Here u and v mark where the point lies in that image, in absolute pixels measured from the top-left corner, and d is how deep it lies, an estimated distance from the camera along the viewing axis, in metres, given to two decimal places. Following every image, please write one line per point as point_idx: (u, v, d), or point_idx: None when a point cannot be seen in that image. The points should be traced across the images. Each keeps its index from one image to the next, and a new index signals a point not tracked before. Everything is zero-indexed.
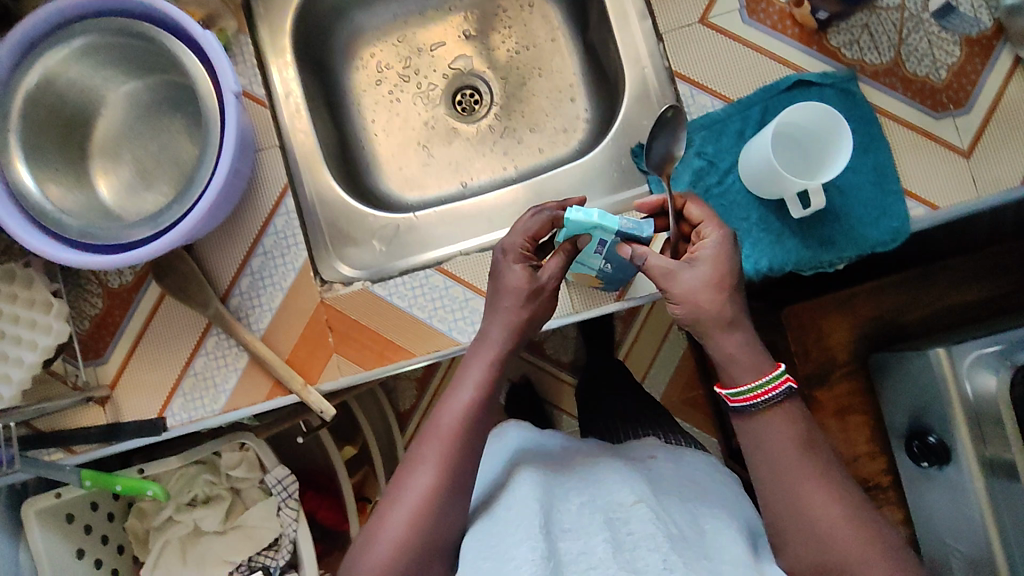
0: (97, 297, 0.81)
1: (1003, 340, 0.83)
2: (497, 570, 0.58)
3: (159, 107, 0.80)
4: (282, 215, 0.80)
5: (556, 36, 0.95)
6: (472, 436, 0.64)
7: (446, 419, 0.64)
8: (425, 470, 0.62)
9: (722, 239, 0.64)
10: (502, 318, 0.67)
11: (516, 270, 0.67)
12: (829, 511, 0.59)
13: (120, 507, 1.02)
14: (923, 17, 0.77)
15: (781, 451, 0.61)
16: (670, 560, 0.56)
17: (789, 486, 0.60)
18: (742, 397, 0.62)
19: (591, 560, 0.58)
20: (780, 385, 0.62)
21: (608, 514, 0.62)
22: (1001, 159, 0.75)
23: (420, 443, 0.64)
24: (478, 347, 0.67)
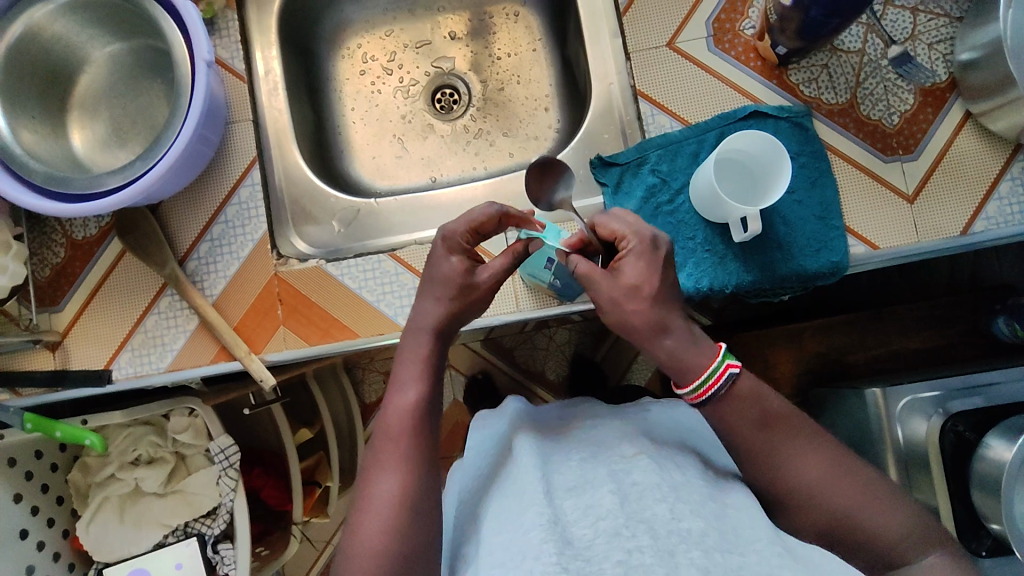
0: (61, 246, 0.84)
1: (944, 386, 0.85)
2: (510, 535, 0.57)
3: (141, 70, 0.84)
4: (247, 187, 0.83)
5: (537, 47, 0.99)
6: (423, 428, 0.64)
7: (394, 418, 0.63)
8: (388, 474, 0.61)
9: (641, 245, 0.65)
10: (431, 307, 0.68)
11: (451, 262, 0.70)
12: (812, 474, 0.59)
13: (65, 458, 1.03)
14: (881, 63, 0.80)
15: (746, 427, 0.61)
16: (679, 508, 0.56)
17: (774, 461, 0.60)
18: (693, 395, 0.62)
19: (598, 512, 0.56)
20: (724, 374, 0.61)
21: (611, 466, 0.62)
22: (943, 208, 0.77)
23: (377, 450, 0.63)
24: (410, 341, 0.68)
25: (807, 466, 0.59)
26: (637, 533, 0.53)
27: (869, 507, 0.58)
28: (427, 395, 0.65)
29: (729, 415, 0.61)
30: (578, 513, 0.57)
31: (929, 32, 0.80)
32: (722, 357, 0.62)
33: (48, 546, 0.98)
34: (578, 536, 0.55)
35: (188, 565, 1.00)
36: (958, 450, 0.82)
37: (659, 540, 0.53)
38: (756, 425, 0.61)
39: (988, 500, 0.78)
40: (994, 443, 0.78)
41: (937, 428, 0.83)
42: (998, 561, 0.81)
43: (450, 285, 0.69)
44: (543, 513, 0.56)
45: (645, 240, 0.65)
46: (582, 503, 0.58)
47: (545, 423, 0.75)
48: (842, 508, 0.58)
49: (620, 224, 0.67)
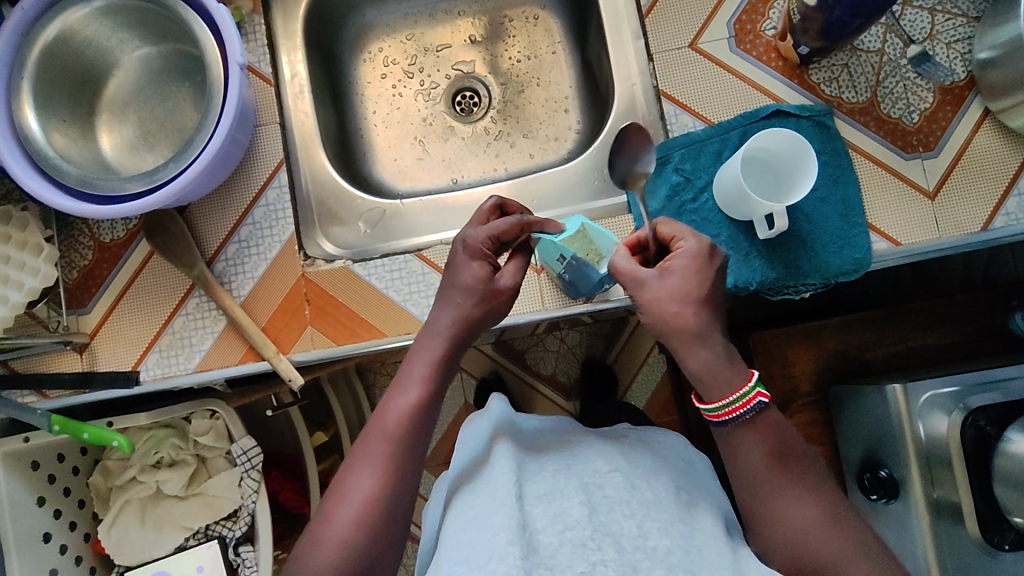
0: (88, 248, 0.84)
1: (959, 381, 0.86)
2: (474, 539, 0.57)
3: (169, 74, 0.85)
4: (274, 188, 0.84)
5: (557, 49, 1.00)
6: (418, 434, 0.63)
7: (389, 419, 0.63)
8: (367, 471, 0.61)
9: (698, 249, 0.65)
10: (451, 312, 0.69)
11: (474, 269, 0.70)
12: (805, 515, 0.59)
13: (86, 462, 1.03)
14: (900, 63, 0.81)
15: (755, 456, 0.62)
16: (646, 526, 0.57)
17: (769, 496, 0.61)
18: (719, 414, 0.63)
19: (567, 521, 0.57)
20: (753, 401, 0.62)
21: (583, 478, 0.62)
22: (963, 204, 0.78)
23: (360, 446, 0.63)
24: (420, 347, 0.68)
25: (802, 509, 0.60)
26: (602, 546, 0.54)
27: (858, 560, 0.57)
28: (426, 400, 0.65)
29: (740, 442, 0.63)
30: (548, 520, 0.58)
31: (946, 31, 0.81)
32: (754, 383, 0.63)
33: (70, 550, 0.98)
34: (544, 543, 0.56)
35: (209, 569, 0.99)
36: (980, 445, 0.83)
37: (624, 555, 0.54)
38: (763, 461, 0.62)
39: (1012, 495, 0.79)
40: (1016, 438, 0.79)
41: (958, 423, 0.84)
42: (1019, 553, 0.82)
43: (471, 292, 0.70)
44: (511, 519, 0.57)
45: (700, 246, 0.66)
46: (552, 510, 0.58)
47: (530, 436, 0.75)
48: (829, 554, 0.58)
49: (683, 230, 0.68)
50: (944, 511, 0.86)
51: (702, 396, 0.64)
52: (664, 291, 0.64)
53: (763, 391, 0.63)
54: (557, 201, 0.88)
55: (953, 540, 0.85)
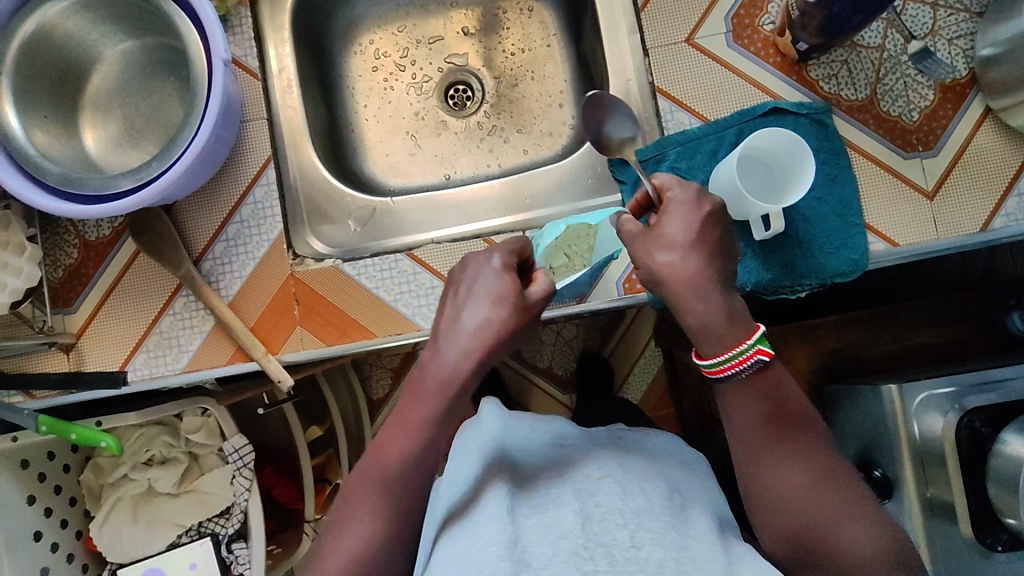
0: (73, 247, 0.83)
1: (956, 382, 0.86)
2: (467, 550, 0.58)
3: (153, 68, 0.83)
4: (262, 186, 0.83)
5: (551, 42, 0.98)
6: (416, 477, 0.62)
7: (382, 460, 0.62)
8: (365, 513, 0.60)
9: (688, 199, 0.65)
10: (461, 341, 0.63)
11: (499, 278, 0.65)
12: (793, 477, 0.58)
13: (77, 459, 1.02)
14: (901, 59, 0.79)
15: (747, 414, 0.61)
16: (639, 537, 0.56)
17: (758, 454, 0.60)
18: (718, 370, 0.61)
19: (560, 531, 0.57)
20: (750, 359, 0.60)
21: (577, 486, 0.63)
22: (962, 204, 0.77)
23: (356, 487, 0.62)
24: (418, 380, 0.63)
25: (796, 468, 0.58)
26: (594, 556, 0.53)
27: (849, 525, 0.55)
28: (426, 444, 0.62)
29: (742, 398, 0.61)
30: (541, 531, 0.58)
31: (949, 27, 0.79)
32: (755, 341, 0.60)
33: (61, 548, 0.98)
34: (536, 556, 0.55)
35: (202, 566, 1.00)
36: (974, 447, 0.83)
37: (616, 566, 0.53)
38: (760, 420, 0.60)
39: (1006, 496, 0.78)
40: (1011, 439, 0.78)
41: (953, 424, 0.83)
42: (1011, 554, 0.82)
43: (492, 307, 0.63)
44: (503, 532, 0.58)
45: (687, 194, 0.65)
46: (546, 521, 0.59)
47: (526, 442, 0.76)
48: (820, 516, 0.56)
49: (669, 178, 0.67)
50: (937, 510, 0.86)
51: (700, 353, 0.62)
52: (652, 246, 0.64)
53: (763, 349, 0.60)
54: (551, 199, 0.87)
55: (946, 540, 0.84)
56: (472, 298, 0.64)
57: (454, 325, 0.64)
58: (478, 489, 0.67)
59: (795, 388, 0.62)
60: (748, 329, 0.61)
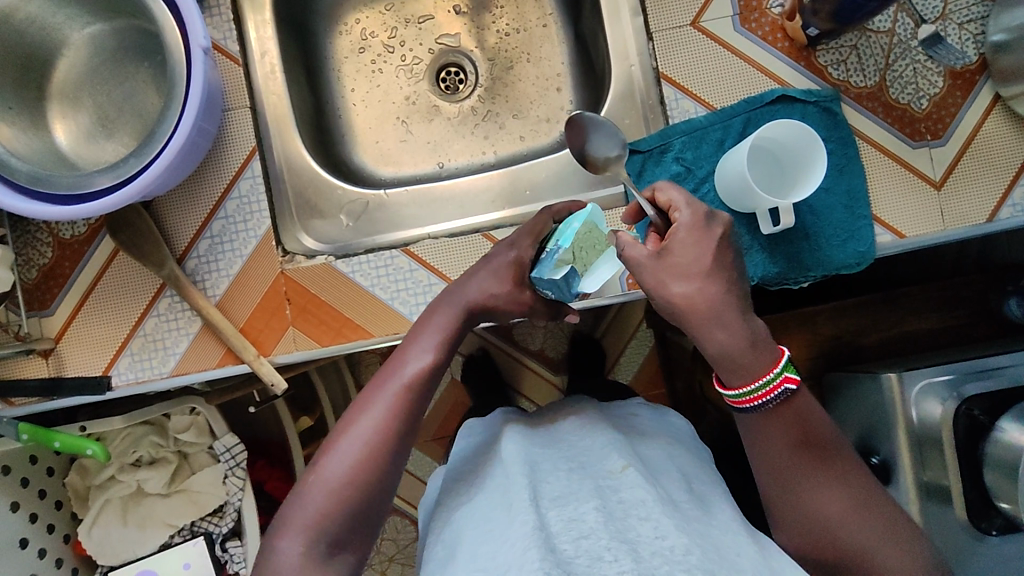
0: (48, 246, 0.78)
1: (953, 369, 0.86)
2: (493, 553, 0.57)
3: (124, 53, 0.77)
4: (247, 179, 0.79)
5: (548, 22, 0.93)
6: (426, 392, 0.65)
7: (396, 370, 0.65)
8: (370, 414, 0.62)
9: (694, 215, 0.61)
10: (478, 287, 0.72)
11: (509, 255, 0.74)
12: (835, 506, 0.60)
13: (61, 462, 0.99)
14: (911, 44, 0.77)
15: (780, 446, 0.61)
16: (663, 525, 0.56)
17: (795, 485, 0.61)
18: (742, 401, 0.61)
19: (582, 529, 0.56)
20: (778, 388, 0.60)
21: (598, 481, 0.62)
22: (968, 194, 0.76)
23: (368, 393, 0.64)
24: (435, 311, 0.70)
25: (831, 495, 0.60)
26: (618, 557, 0.53)
27: (886, 548, 0.58)
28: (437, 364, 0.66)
29: (771, 430, 0.61)
30: (563, 524, 0.57)
31: (960, 10, 0.77)
32: (781, 368, 0.60)
33: (49, 553, 0.95)
34: (561, 548, 0.55)
35: (197, 565, 0.96)
36: (971, 433, 0.83)
37: (642, 563, 0.53)
38: (792, 450, 0.61)
39: (1002, 482, 0.78)
40: (1008, 426, 0.79)
41: (951, 411, 0.83)
42: (1004, 537, 0.83)
43: (504, 284, 0.72)
44: (529, 521, 0.57)
45: (695, 214, 0.61)
46: (567, 514, 0.58)
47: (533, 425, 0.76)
48: (858, 539, 0.59)
49: (676, 196, 0.63)
50: (933, 493, 0.86)
51: (724, 382, 0.62)
52: (666, 276, 0.59)
53: (790, 376, 0.60)
54: (552, 190, 0.84)
55: (941, 525, 0.84)
56: (483, 270, 0.73)
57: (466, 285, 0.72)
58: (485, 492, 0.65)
59: (824, 415, 0.62)
60: (774, 356, 0.60)
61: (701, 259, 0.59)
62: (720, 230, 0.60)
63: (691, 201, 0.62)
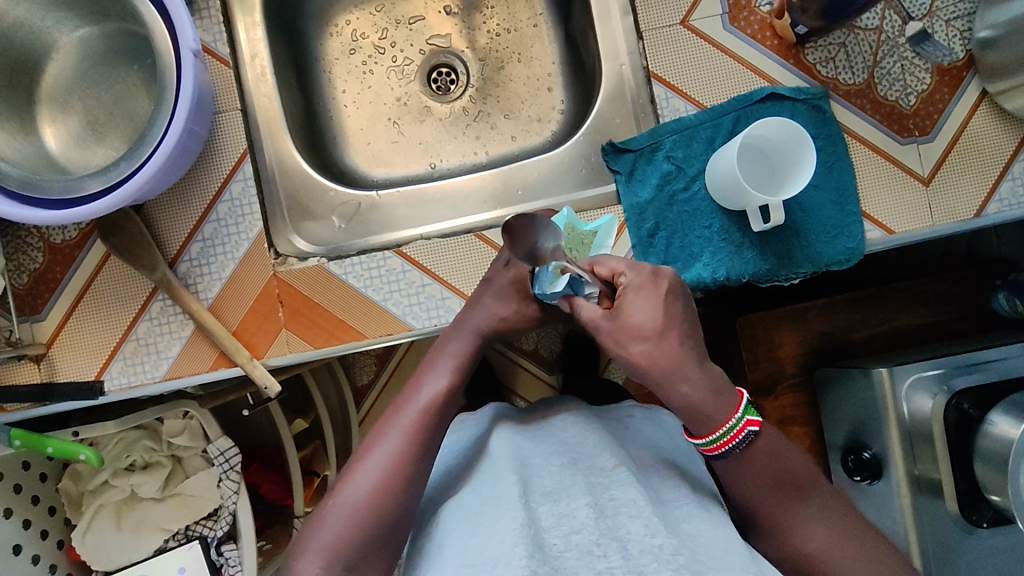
0: (38, 251, 0.78)
1: (943, 364, 0.86)
2: (483, 544, 0.57)
3: (114, 56, 0.77)
4: (239, 181, 0.78)
5: (538, 22, 0.94)
6: (442, 416, 0.67)
7: (412, 396, 0.68)
8: (389, 440, 0.64)
9: (640, 276, 0.62)
10: (481, 311, 0.73)
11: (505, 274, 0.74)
12: (817, 537, 0.60)
13: (54, 467, 0.98)
14: (899, 41, 0.77)
15: (755, 485, 0.62)
16: (653, 523, 0.56)
17: (775, 521, 0.61)
18: (712, 448, 0.61)
19: (572, 524, 0.57)
20: (742, 433, 0.60)
21: (590, 478, 0.62)
22: (956, 190, 0.77)
23: (386, 419, 0.67)
24: (447, 337, 0.73)
25: (817, 531, 0.60)
26: (608, 552, 0.54)
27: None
28: (451, 388, 0.68)
29: (749, 473, 0.61)
30: (553, 520, 0.57)
31: (946, 7, 0.77)
32: (743, 412, 0.60)
33: (43, 559, 0.94)
34: (550, 543, 0.55)
35: (192, 569, 0.96)
36: (962, 425, 0.83)
37: (630, 561, 0.53)
38: (768, 488, 0.61)
39: (992, 475, 0.79)
40: (998, 420, 0.79)
41: (941, 404, 0.84)
42: (994, 530, 0.84)
43: (509, 305, 0.74)
44: (518, 517, 0.57)
45: (641, 274, 0.62)
46: (558, 510, 0.58)
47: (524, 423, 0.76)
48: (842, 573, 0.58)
49: (618, 262, 0.65)
50: (924, 487, 0.86)
51: (691, 431, 0.62)
52: (623, 337, 0.60)
53: (752, 419, 0.60)
54: (544, 189, 0.84)
55: (932, 518, 0.86)
56: (487, 290, 0.75)
57: (473, 309, 0.74)
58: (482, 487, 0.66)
59: (797, 453, 0.63)
60: (733, 403, 0.60)
61: (653, 319, 0.60)
62: (665, 282, 0.61)
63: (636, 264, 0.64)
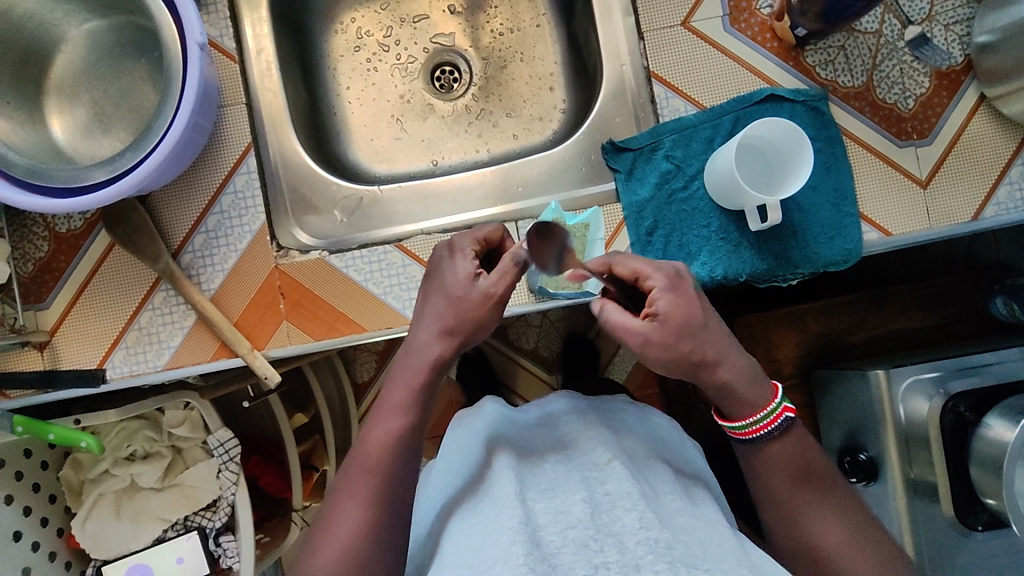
0: (44, 240, 0.79)
1: (939, 367, 0.87)
2: (479, 544, 0.57)
3: (121, 49, 0.78)
4: (242, 175, 0.79)
5: (541, 22, 0.95)
6: (404, 460, 0.61)
7: (367, 444, 0.61)
8: (352, 501, 0.59)
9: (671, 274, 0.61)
10: (429, 323, 0.65)
11: (458, 272, 0.66)
12: (829, 531, 0.60)
13: (55, 456, 0.99)
14: (898, 45, 0.78)
15: (777, 474, 0.62)
16: (647, 517, 0.56)
17: (791, 512, 0.61)
18: (743, 431, 0.62)
19: (569, 519, 0.57)
20: (779, 418, 0.62)
21: (586, 473, 0.63)
22: (954, 193, 0.77)
23: (345, 473, 0.61)
24: (401, 372, 0.64)
25: (829, 526, 0.60)
26: (604, 547, 0.54)
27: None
28: (409, 427, 0.62)
29: (773, 459, 0.62)
30: (550, 517, 0.58)
31: (946, 12, 0.78)
32: (779, 399, 0.62)
33: (43, 546, 0.95)
34: (547, 540, 0.56)
35: (189, 560, 0.98)
36: (958, 429, 0.84)
37: (626, 554, 0.53)
38: (791, 478, 0.62)
39: (987, 478, 0.79)
40: (994, 423, 0.79)
41: (938, 407, 0.84)
42: (989, 533, 0.84)
43: (454, 303, 0.64)
44: (516, 516, 0.58)
45: (668, 275, 0.61)
46: (554, 507, 0.59)
47: (523, 425, 0.76)
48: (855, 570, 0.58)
49: (639, 263, 0.63)
50: (920, 489, 0.87)
51: (723, 414, 0.64)
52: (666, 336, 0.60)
53: (789, 406, 0.62)
54: (544, 187, 0.85)
55: (926, 520, 0.86)
56: (450, 263, 0.67)
57: (438, 283, 0.67)
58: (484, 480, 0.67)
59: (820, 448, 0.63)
60: (769, 392, 0.62)
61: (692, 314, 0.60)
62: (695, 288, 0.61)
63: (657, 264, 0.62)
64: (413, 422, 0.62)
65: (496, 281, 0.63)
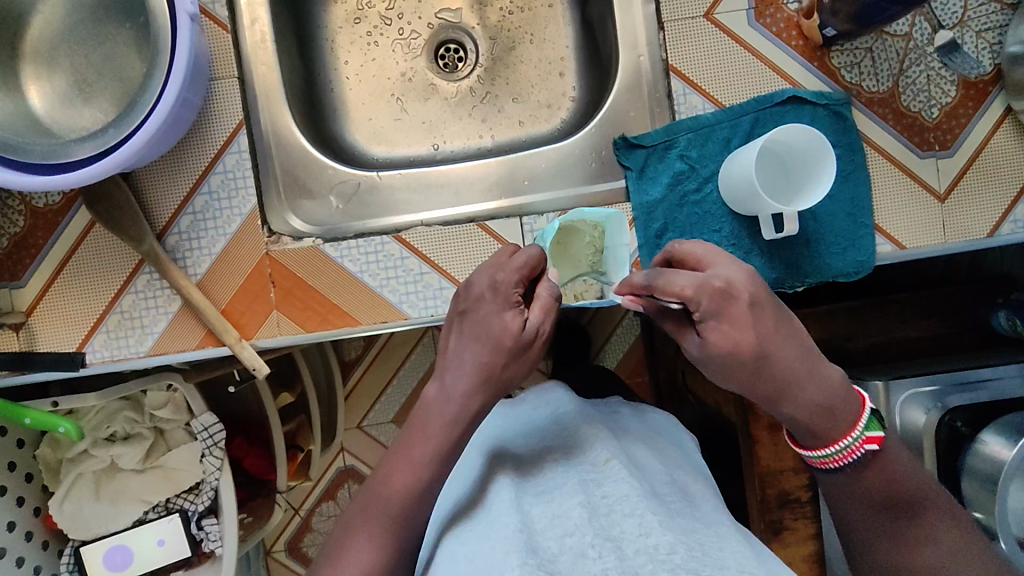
0: (19, 214, 0.74)
1: (938, 380, 0.84)
2: (476, 550, 0.56)
3: (103, 12, 0.72)
4: (233, 154, 0.75)
5: (554, 2, 0.90)
6: (420, 508, 0.62)
7: (385, 491, 0.61)
8: (366, 545, 0.60)
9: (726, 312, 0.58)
10: (467, 369, 0.62)
11: (503, 317, 0.62)
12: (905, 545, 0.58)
13: (32, 434, 0.96)
14: (927, 50, 0.74)
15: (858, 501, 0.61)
16: (647, 522, 0.53)
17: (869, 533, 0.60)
18: (825, 461, 0.61)
19: (566, 525, 0.55)
20: (860, 450, 0.60)
21: (582, 475, 0.61)
22: (972, 207, 0.75)
23: (358, 513, 0.63)
24: (425, 420, 0.63)
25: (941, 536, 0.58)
26: (602, 554, 0.51)
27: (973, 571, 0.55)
28: (428, 480, 0.61)
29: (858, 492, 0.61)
30: (547, 522, 0.56)
31: (978, 18, 0.74)
32: (863, 429, 0.60)
33: (19, 526, 0.93)
34: (544, 547, 0.53)
35: (171, 542, 0.96)
36: (952, 443, 0.83)
37: (625, 562, 0.50)
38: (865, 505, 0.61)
39: (978, 492, 0.79)
40: (990, 440, 0.78)
41: (934, 421, 0.83)
42: None
43: (495, 351, 0.62)
44: (512, 524, 0.56)
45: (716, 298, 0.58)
46: (552, 512, 0.57)
47: (520, 422, 0.74)
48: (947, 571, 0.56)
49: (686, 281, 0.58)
50: None
51: (813, 446, 0.62)
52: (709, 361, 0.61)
53: (872, 437, 0.59)
54: (551, 180, 0.81)
55: None
56: (492, 303, 0.63)
57: (480, 326, 0.63)
58: (480, 490, 0.65)
59: (900, 461, 0.61)
60: (854, 415, 0.60)
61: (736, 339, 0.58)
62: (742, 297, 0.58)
63: (698, 283, 0.58)
64: (432, 475, 0.62)
65: (541, 321, 0.63)
